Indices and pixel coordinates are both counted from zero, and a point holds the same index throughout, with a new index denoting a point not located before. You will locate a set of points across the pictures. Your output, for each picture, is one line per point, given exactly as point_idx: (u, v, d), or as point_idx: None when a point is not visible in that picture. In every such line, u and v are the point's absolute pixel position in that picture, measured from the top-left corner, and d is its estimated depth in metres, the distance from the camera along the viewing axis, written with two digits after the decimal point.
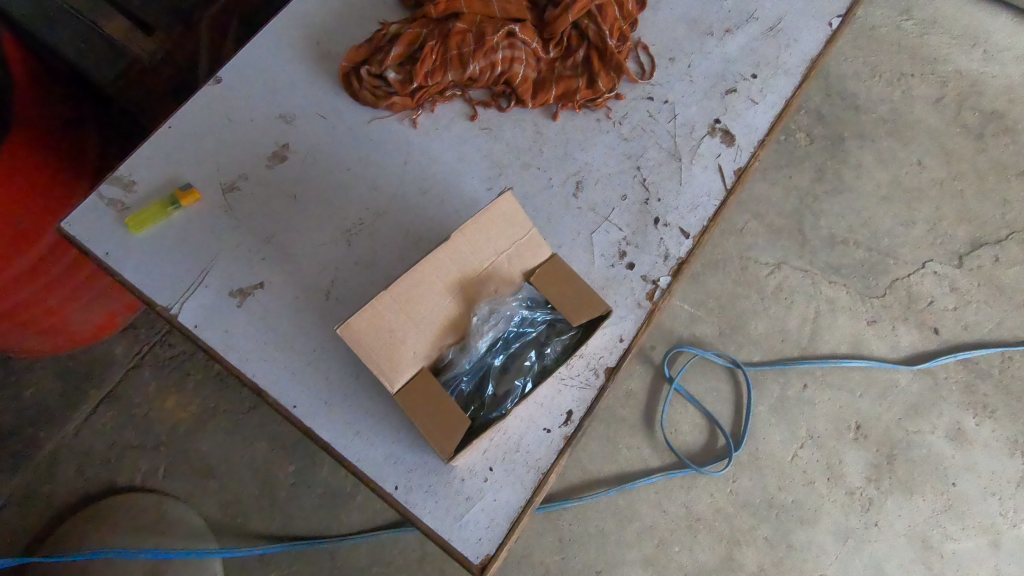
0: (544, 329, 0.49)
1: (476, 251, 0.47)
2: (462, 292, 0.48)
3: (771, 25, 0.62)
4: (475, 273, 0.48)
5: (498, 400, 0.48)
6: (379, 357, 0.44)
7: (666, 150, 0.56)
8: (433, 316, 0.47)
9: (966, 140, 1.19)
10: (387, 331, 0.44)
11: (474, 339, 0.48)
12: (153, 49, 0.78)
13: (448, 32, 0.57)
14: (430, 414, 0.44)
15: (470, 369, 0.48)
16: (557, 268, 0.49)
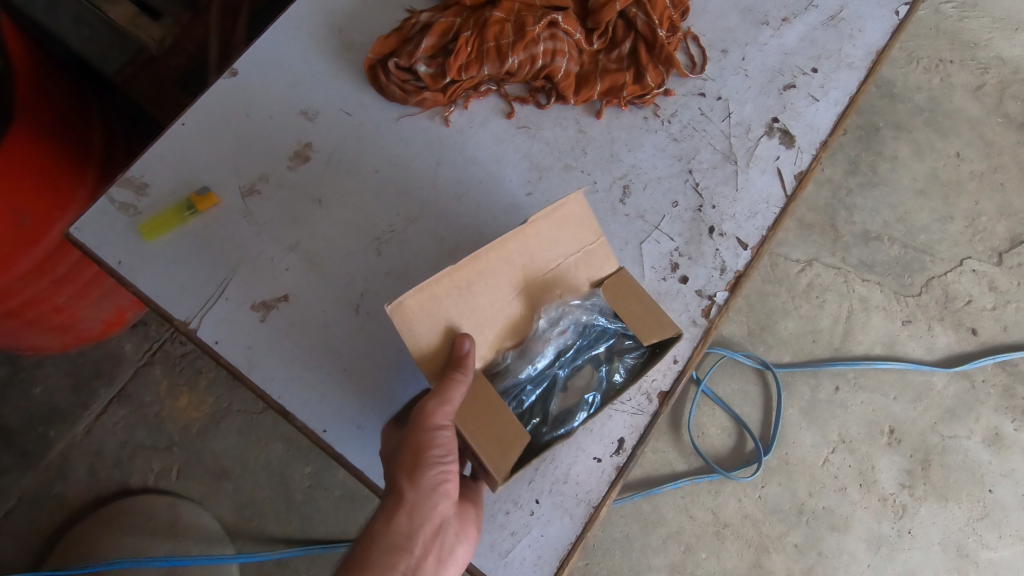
0: (612, 343, 0.46)
1: (548, 246, 0.45)
2: (524, 292, 0.45)
3: (832, 14, 0.57)
4: (540, 274, 0.46)
5: (563, 417, 0.45)
6: (431, 350, 0.42)
7: (721, 151, 0.52)
8: (490, 311, 0.44)
9: (1007, 132, 1.14)
10: (444, 322, 0.42)
11: (537, 345, 0.45)
12: (161, 36, 0.75)
13: (485, 21, 0.52)
14: (487, 429, 0.41)
15: (533, 378, 0.45)
16: (626, 279, 0.46)
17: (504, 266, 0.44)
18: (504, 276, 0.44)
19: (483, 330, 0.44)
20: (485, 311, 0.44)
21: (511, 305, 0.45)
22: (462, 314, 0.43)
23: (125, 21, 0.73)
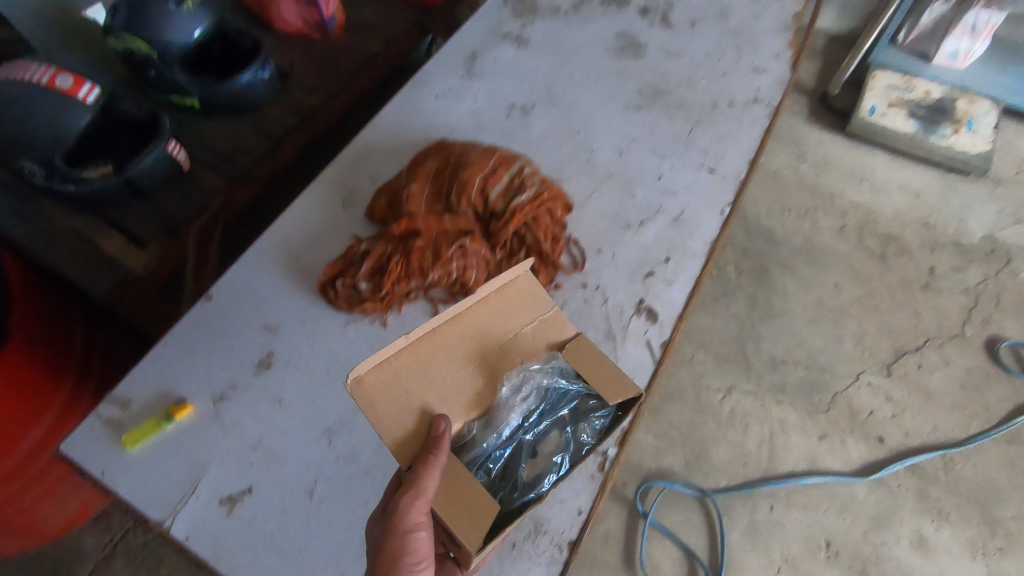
0: (577, 405, 0.53)
1: (489, 322, 0.56)
2: (484, 365, 0.55)
3: (676, 215, 0.75)
4: (496, 348, 0.56)
5: (533, 482, 0.50)
6: (400, 418, 0.51)
7: (602, 331, 0.67)
8: (448, 381, 0.54)
9: (871, 262, 1.36)
10: (408, 393, 0.52)
11: (504, 414, 0.52)
12: (146, 263, 0.89)
13: (410, 248, 0.67)
14: (456, 498, 0.47)
15: (501, 446, 0.52)
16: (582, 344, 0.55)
17: (450, 347, 0.55)
18: (456, 350, 0.55)
19: (443, 395, 0.53)
20: (442, 379, 0.53)
21: (466, 376, 0.55)
22: (422, 382, 0.53)
23: (116, 251, 0.89)
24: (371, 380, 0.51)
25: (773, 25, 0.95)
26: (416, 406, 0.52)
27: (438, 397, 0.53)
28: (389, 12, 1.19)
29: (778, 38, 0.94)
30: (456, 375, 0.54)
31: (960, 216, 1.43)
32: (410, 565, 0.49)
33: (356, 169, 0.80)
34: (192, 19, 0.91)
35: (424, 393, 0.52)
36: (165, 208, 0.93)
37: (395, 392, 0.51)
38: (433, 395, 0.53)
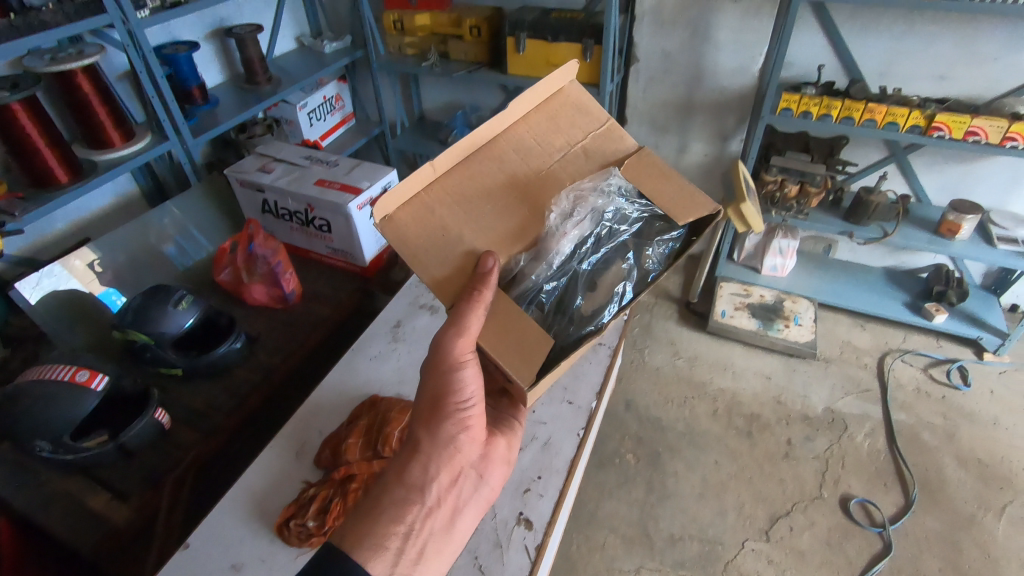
0: (636, 233, 0.72)
1: (524, 134, 0.72)
2: (525, 195, 0.69)
3: (545, 440, 1.03)
4: (534, 177, 0.70)
5: (599, 308, 0.67)
6: (447, 249, 0.64)
7: (491, 541, 0.90)
8: (487, 198, 0.67)
9: (740, 438, 1.66)
10: (448, 231, 0.64)
11: (567, 238, 0.67)
12: (130, 514, 1.06)
13: (347, 490, 0.90)
14: (514, 328, 0.61)
15: (560, 270, 0.68)
16: (641, 162, 0.72)
17: (479, 165, 0.68)
18: (488, 169, 0.68)
19: (479, 221, 0.66)
20: (478, 204, 0.66)
21: (504, 198, 0.68)
22: (458, 215, 0.65)
23: (103, 506, 1.06)
24: (402, 212, 0.62)
25: None
26: (459, 248, 0.64)
27: (478, 233, 0.65)
28: (337, 282, 1.55)
29: None
30: (495, 200, 0.67)
31: (804, 393, 1.79)
32: (457, 406, 0.68)
33: (306, 425, 1.06)
34: (185, 313, 1.21)
35: (463, 220, 0.65)
36: (148, 464, 1.13)
37: (429, 221, 0.64)
38: (465, 217, 0.65)
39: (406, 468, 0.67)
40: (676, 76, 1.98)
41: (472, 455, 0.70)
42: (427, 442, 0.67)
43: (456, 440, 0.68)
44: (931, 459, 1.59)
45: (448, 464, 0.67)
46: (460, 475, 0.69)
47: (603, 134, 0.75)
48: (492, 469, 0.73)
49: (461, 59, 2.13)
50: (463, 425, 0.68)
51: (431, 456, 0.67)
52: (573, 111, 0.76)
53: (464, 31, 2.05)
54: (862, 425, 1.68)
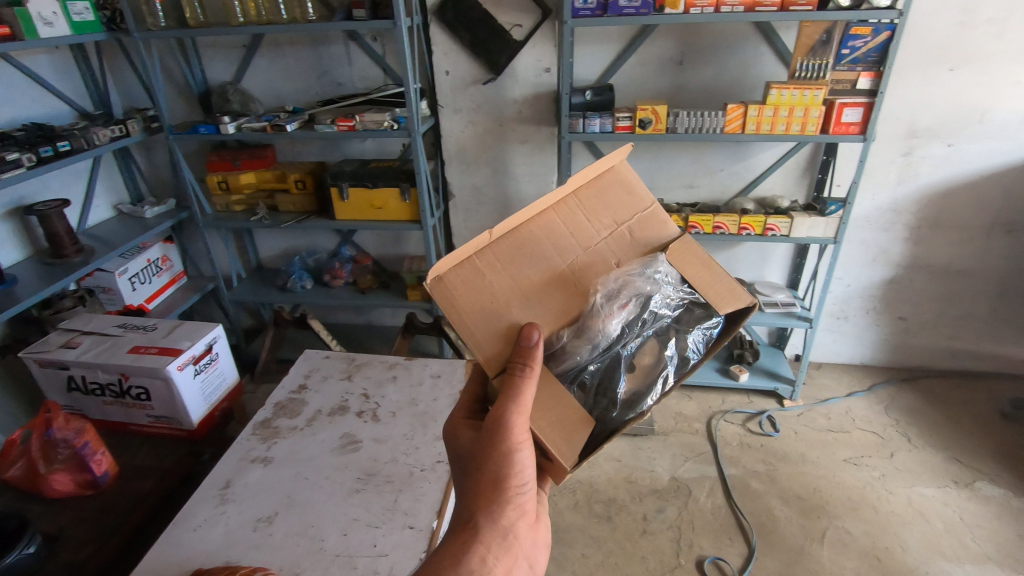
0: (679, 316, 0.69)
1: (575, 213, 0.72)
2: (571, 273, 0.69)
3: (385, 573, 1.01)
4: (579, 254, 0.70)
5: (640, 399, 0.65)
6: (491, 322, 0.64)
7: None
8: (537, 269, 0.68)
9: (601, 524, 1.74)
10: (494, 307, 0.65)
11: (606, 323, 0.65)
12: None
13: None
14: (565, 423, 0.62)
15: (596, 356, 0.66)
16: (690, 249, 0.70)
17: (531, 233, 0.69)
18: (539, 241, 0.69)
19: (529, 299, 0.66)
20: (526, 276, 0.67)
21: (549, 271, 0.68)
22: (504, 282, 0.66)
23: None
24: (455, 284, 0.64)
25: (445, 401, 1.42)
26: (507, 323, 0.65)
27: (529, 314, 0.66)
28: (161, 451, 1.44)
29: (449, 410, 1.40)
30: (544, 278, 0.67)
31: (650, 467, 1.94)
32: (514, 489, 0.63)
33: None
34: None
35: (512, 296, 0.66)
36: None
37: (476, 285, 0.65)
38: (512, 286, 0.66)
39: (457, 558, 0.60)
40: (488, 205, 2.26)
41: (526, 544, 0.64)
42: (485, 527, 0.61)
43: (514, 528, 0.63)
44: (760, 504, 1.79)
45: (503, 551, 0.62)
46: (516, 566, 0.63)
47: (651, 217, 0.74)
48: (542, 555, 0.67)
49: (290, 210, 2.24)
50: (521, 508, 0.64)
51: (488, 544, 0.61)
52: (620, 190, 0.75)
53: (289, 185, 2.19)
54: (702, 486, 1.86)
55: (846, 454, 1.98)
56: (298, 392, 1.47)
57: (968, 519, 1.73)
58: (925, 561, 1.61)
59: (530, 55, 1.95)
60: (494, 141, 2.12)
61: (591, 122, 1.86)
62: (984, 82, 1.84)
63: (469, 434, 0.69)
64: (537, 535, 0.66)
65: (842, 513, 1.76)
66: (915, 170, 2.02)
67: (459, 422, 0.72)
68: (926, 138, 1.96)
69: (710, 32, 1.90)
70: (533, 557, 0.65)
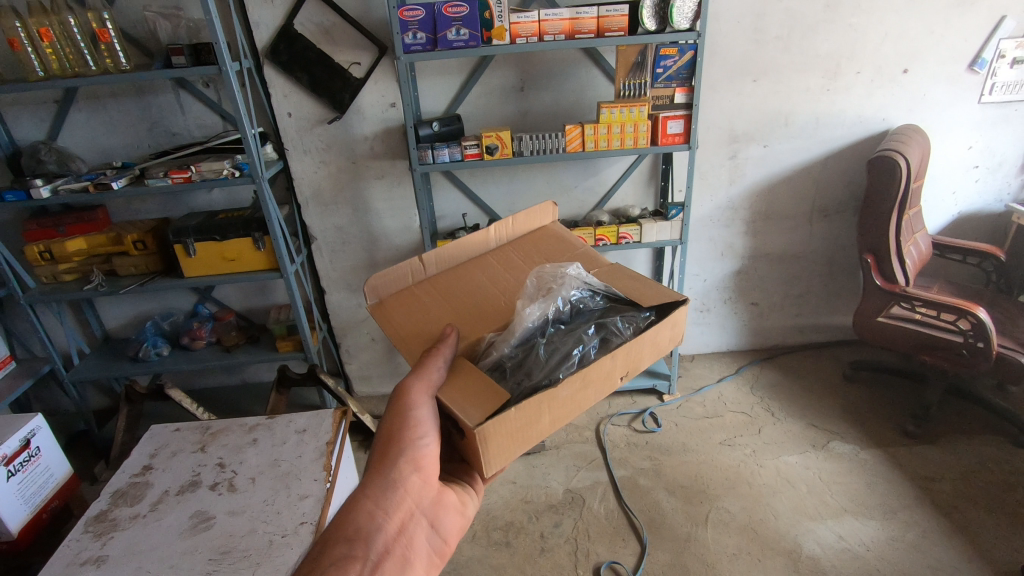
0: (602, 310, 0.86)
1: (504, 256, 0.98)
2: (496, 289, 0.91)
3: None
4: (505, 278, 0.93)
5: (559, 367, 0.75)
6: (416, 321, 0.85)
7: None
8: (472, 292, 0.91)
9: (500, 551, 1.72)
10: (422, 310, 0.87)
11: (524, 313, 0.82)
12: None
13: None
14: (472, 386, 0.70)
15: (521, 338, 0.80)
16: (607, 270, 0.95)
17: (467, 273, 0.95)
18: (474, 276, 0.94)
19: (457, 308, 0.87)
20: (456, 296, 0.90)
21: (482, 296, 0.90)
22: (436, 298, 0.90)
23: None
24: (390, 302, 0.89)
25: (311, 456, 1.35)
26: (433, 325, 0.84)
27: (452, 316, 0.86)
28: None
29: (315, 464, 1.32)
30: (471, 296, 0.90)
31: (544, 483, 1.96)
32: (411, 446, 0.67)
33: None
34: None
35: (439, 305, 0.88)
36: None
37: (412, 302, 0.89)
38: (448, 303, 0.88)
39: (349, 510, 0.62)
40: (354, 244, 2.21)
41: (423, 501, 0.66)
42: (374, 480, 0.64)
43: (407, 482, 0.65)
44: (649, 500, 1.86)
45: (396, 504, 0.63)
46: (409, 521, 0.64)
47: (581, 254, 0.98)
48: (446, 522, 0.68)
49: (131, 273, 2.04)
50: (417, 465, 0.66)
51: (376, 496, 0.63)
52: (552, 239, 1.03)
53: (127, 247, 2.00)
54: (595, 492, 1.90)
55: (722, 437, 2.12)
56: (141, 475, 1.32)
57: (826, 478, 1.91)
58: (794, 524, 1.75)
59: (373, 91, 1.94)
60: (350, 180, 2.09)
61: (440, 152, 1.88)
62: (782, 90, 2.10)
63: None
64: (437, 496, 0.68)
65: (721, 494, 1.87)
66: (742, 170, 2.24)
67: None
68: (745, 142, 2.19)
69: (545, 60, 2.01)
70: (433, 518, 0.66)
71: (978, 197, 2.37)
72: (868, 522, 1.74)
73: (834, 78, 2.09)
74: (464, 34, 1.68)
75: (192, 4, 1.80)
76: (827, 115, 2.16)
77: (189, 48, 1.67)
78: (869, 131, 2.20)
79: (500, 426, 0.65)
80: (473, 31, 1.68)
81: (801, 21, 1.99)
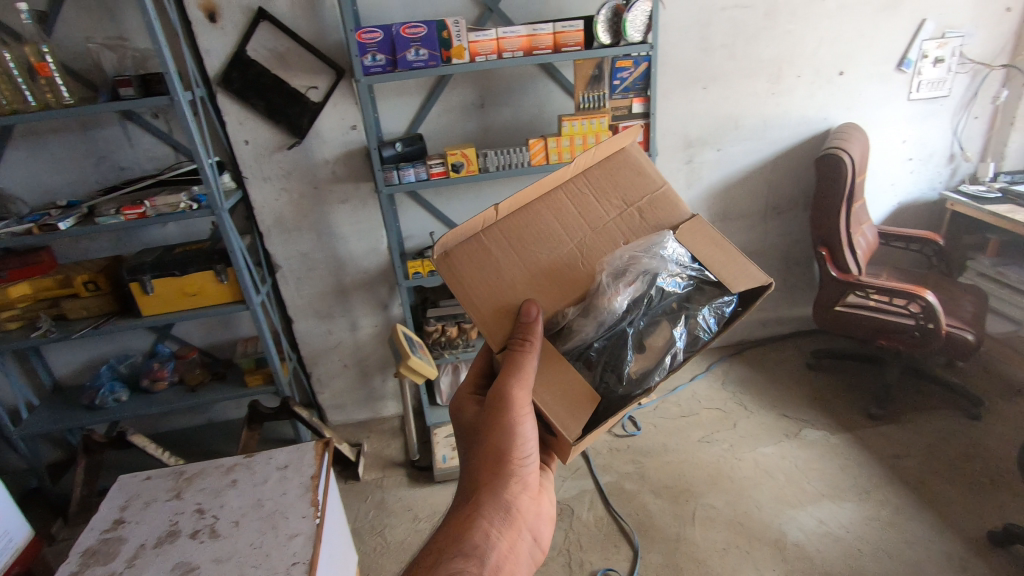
0: (687, 293, 0.77)
1: (583, 194, 0.79)
2: (575, 247, 0.77)
3: None
4: (584, 229, 0.78)
5: (649, 375, 0.72)
6: (492, 293, 0.73)
7: None
8: (542, 245, 0.76)
9: None
10: (497, 277, 0.73)
11: (610, 301, 0.73)
12: None
13: None
14: (570, 400, 0.69)
15: (607, 331, 0.74)
16: (700, 225, 0.76)
17: (537, 211, 0.78)
18: (544, 217, 0.77)
19: (534, 276, 0.74)
20: (532, 254, 0.75)
21: (556, 254, 0.76)
22: (510, 256, 0.75)
23: None
24: (461, 259, 0.73)
25: (296, 492, 1.30)
26: (510, 300, 0.73)
27: (530, 287, 0.74)
28: None
29: (301, 501, 1.28)
30: (548, 254, 0.76)
31: None
32: (517, 462, 0.68)
33: None
34: None
35: (514, 270, 0.74)
36: None
37: (484, 261, 0.74)
38: (519, 262, 0.74)
39: (465, 531, 0.63)
40: (320, 269, 2.16)
41: (529, 517, 0.68)
42: (487, 500, 0.66)
43: (515, 500, 0.67)
44: (636, 503, 1.88)
45: (509, 523, 0.65)
46: (519, 540, 0.66)
47: (663, 196, 0.81)
48: (545, 528, 0.70)
49: (82, 316, 1.93)
50: (523, 481, 0.68)
51: (491, 517, 0.65)
52: (634, 170, 0.81)
53: (77, 289, 1.90)
54: (583, 501, 1.91)
55: (700, 434, 2.17)
56: (113, 530, 1.24)
57: (802, 465, 1.98)
58: (777, 513, 1.80)
59: (333, 114, 1.91)
60: (313, 205, 2.05)
61: (405, 173, 1.86)
62: (731, 95, 2.19)
63: (473, 411, 0.76)
64: (539, 508, 0.70)
65: (705, 491, 1.91)
66: (698, 174, 2.32)
67: (466, 398, 0.79)
68: (700, 147, 2.27)
69: (503, 76, 2.03)
70: (536, 530, 0.69)
71: (916, 187, 2.52)
72: (845, 504, 1.81)
73: (778, 82, 2.20)
74: (423, 54, 1.68)
75: (138, 34, 1.74)
76: (773, 117, 2.27)
77: (138, 78, 1.62)
78: (813, 130, 2.31)
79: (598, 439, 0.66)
80: (432, 51, 1.68)
81: (744, 30, 2.09)
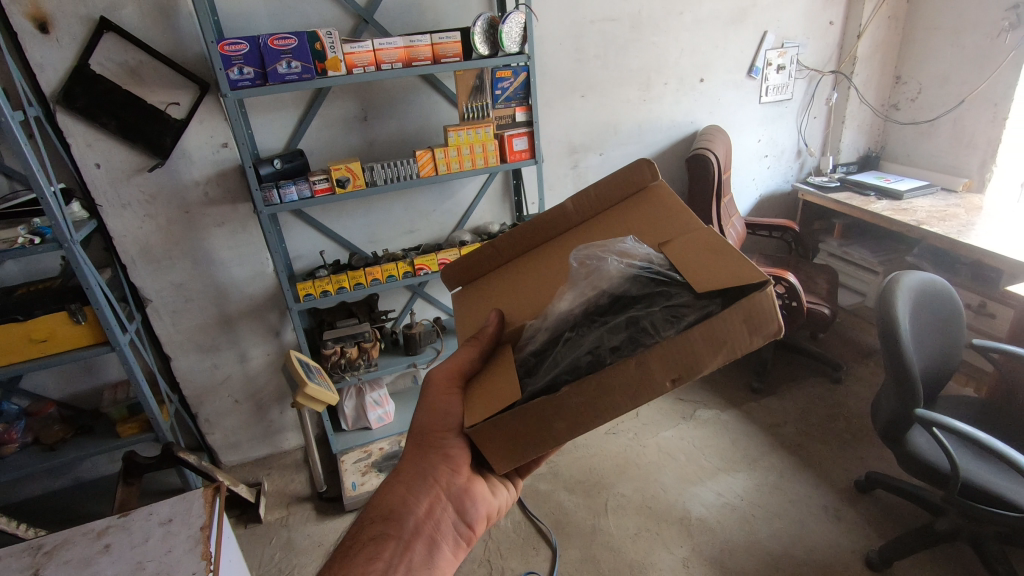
0: (652, 294, 0.69)
1: (585, 230, 0.84)
2: (552, 269, 0.80)
3: None
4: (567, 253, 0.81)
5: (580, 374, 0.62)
6: (471, 309, 0.82)
7: None
8: (527, 272, 0.83)
9: None
10: (483, 298, 0.83)
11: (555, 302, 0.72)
12: None
13: None
14: (487, 394, 0.64)
15: (554, 329, 0.71)
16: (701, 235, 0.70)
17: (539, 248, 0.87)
18: (541, 254, 0.85)
19: (512, 291, 0.81)
20: (517, 277, 0.83)
21: (536, 275, 0.81)
22: (501, 282, 0.84)
23: None
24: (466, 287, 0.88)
25: (183, 548, 1.18)
26: (482, 310, 0.80)
27: (503, 302, 0.80)
28: None
29: (190, 556, 1.16)
30: (529, 276, 0.82)
31: None
32: (440, 437, 0.72)
33: None
34: None
35: (498, 291, 0.82)
36: None
37: (481, 288, 0.85)
38: (505, 285, 0.83)
39: (389, 492, 0.72)
40: (198, 300, 1.99)
41: (454, 489, 0.71)
42: (410, 467, 0.72)
43: (435, 470, 0.71)
44: (552, 503, 1.91)
45: (428, 490, 0.70)
46: (437, 506, 0.70)
47: (678, 221, 0.77)
48: (477, 507, 0.72)
49: None
50: (446, 454, 0.71)
51: (411, 483, 0.71)
52: (650, 206, 0.82)
53: None
54: None
55: (607, 427, 2.26)
56: None
57: (699, 444, 2.12)
58: (680, 492, 1.91)
59: (200, 132, 1.77)
60: (184, 231, 1.88)
61: (286, 191, 1.76)
62: (607, 103, 2.31)
63: None
64: (471, 485, 0.72)
65: (615, 481, 1.98)
66: (585, 179, 2.42)
67: None
68: (583, 152, 2.37)
69: (384, 88, 2.00)
70: (463, 504, 0.71)
71: (773, 180, 2.81)
72: (738, 475, 1.96)
73: (648, 90, 2.36)
74: (296, 67, 1.61)
75: None
76: (647, 122, 2.42)
77: None
78: (682, 133, 2.50)
79: (497, 437, 0.60)
80: (305, 64, 1.61)
81: (613, 41, 2.21)
